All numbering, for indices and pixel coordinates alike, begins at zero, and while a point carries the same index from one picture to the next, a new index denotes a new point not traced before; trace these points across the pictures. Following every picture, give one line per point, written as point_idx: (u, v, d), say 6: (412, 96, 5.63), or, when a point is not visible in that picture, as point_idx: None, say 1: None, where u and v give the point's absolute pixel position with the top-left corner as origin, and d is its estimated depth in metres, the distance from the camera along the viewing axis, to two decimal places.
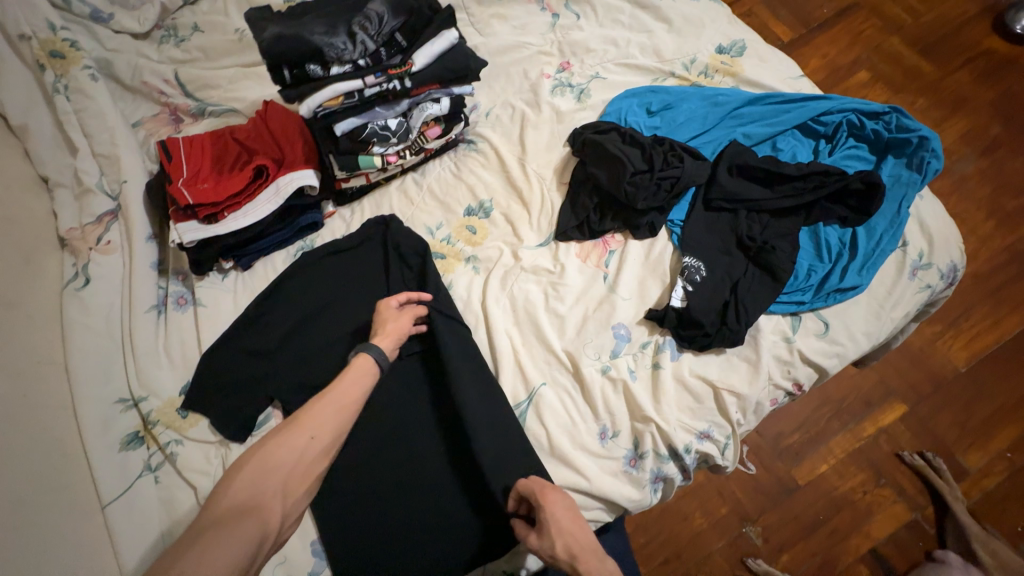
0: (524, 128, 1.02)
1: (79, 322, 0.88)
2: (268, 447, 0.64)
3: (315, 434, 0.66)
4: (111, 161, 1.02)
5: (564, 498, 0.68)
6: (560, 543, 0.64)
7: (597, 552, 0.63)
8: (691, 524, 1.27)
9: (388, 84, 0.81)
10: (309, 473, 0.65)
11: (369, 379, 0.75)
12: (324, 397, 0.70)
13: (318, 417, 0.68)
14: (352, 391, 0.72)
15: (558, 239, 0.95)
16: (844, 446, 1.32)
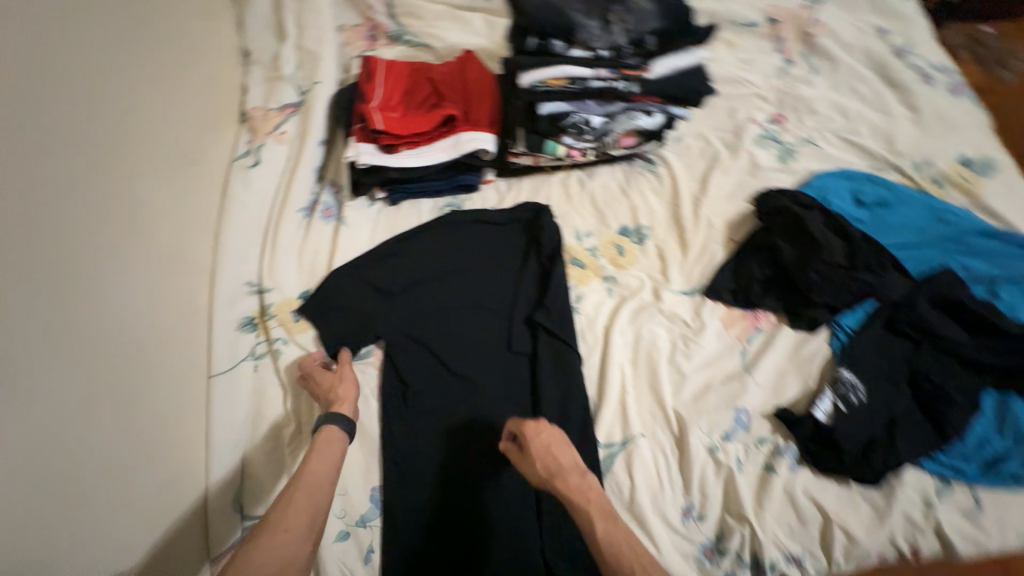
0: (712, 167, 0.95)
1: (240, 199, 0.93)
2: (246, 552, 0.57)
3: (309, 494, 0.63)
4: (310, 57, 1.05)
5: (550, 425, 0.71)
6: (539, 463, 0.67)
7: (579, 469, 0.67)
8: None
9: (616, 82, 0.77)
10: (302, 559, 0.59)
11: (343, 442, 0.71)
12: (290, 489, 0.63)
13: (291, 508, 0.61)
14: (323, 468, 0.67)
15: (706, 294, 0.88)
16: None
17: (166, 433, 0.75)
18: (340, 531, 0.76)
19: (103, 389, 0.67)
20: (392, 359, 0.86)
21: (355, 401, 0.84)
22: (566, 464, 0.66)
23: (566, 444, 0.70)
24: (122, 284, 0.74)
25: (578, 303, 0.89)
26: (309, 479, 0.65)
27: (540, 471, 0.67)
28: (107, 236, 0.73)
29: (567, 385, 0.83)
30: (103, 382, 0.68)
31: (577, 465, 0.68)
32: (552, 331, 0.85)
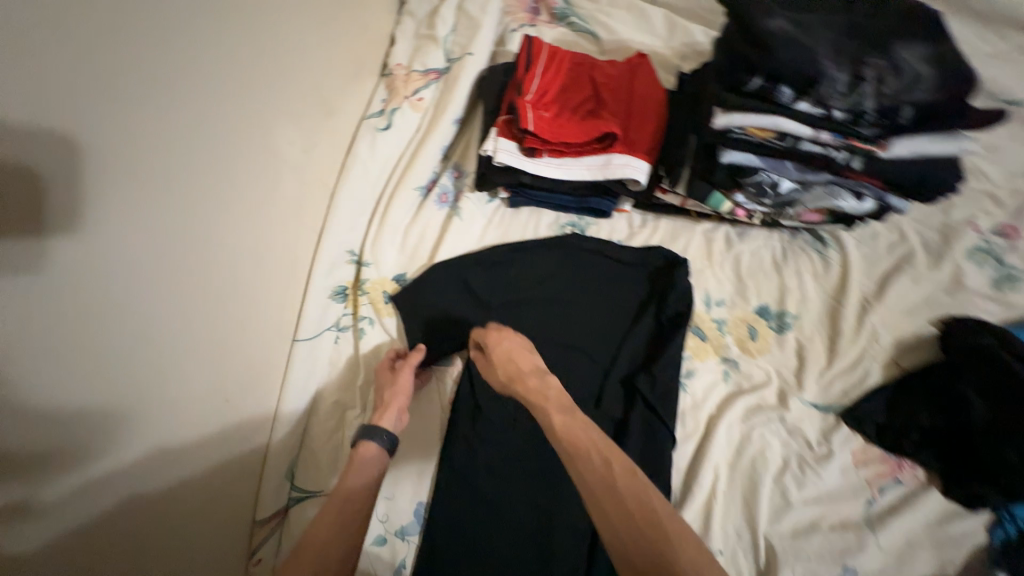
0: (897, 269, 0.78)
1: (364, 160, 0.86)
2: None
3: (332, 537, 0.57)
4: (469, 24, 0.96)
5: (513, 334, 0.72)
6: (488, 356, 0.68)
7: (539, 371, 0.66)
8: None
9: (834, 151, 0.61)
10: None
11: (381, 462, 0.67)
12: (314, 527, 0.57)
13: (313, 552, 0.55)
14: (353, 500, 0.61)
15: (844, 417, 0.73)
16: None
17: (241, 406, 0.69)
18: (376, 535, 0.73)
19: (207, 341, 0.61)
20: (471, 377, 0.82)
21: (424, 406, 0.81)
22: (524, 367, 0.65)
23: (528, 353, 0.69)
24: (238, 245, 0.65)
25: (687, 379, 0.78)
26: (340, 515, 0.59)
27: (500, 377, 0.67)
28: (244, 184, 0.64)
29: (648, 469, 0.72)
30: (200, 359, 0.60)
31: (539, 372, 0.66)
32: (650, 404, 0.75)
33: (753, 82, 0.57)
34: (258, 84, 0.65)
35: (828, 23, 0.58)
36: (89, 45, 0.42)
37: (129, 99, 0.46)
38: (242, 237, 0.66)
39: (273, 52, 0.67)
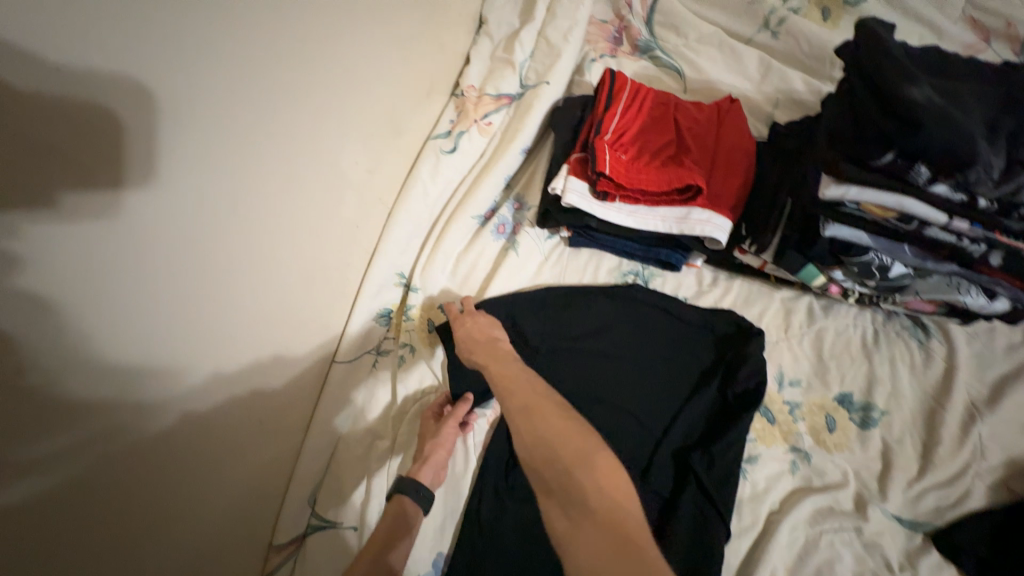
0: (1017, 376, 0.67)
1: (425, 182, 0.83)
2: None
3: None
4: (548, 52, 0.93)
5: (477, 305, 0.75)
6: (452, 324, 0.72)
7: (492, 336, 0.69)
8: None
9: (969, 243, 0.52)
10: None
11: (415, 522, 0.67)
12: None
13: None
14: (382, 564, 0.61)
15: (935, 541, 0.63)
16: None
17: (263, 438, 0.66)
18: None
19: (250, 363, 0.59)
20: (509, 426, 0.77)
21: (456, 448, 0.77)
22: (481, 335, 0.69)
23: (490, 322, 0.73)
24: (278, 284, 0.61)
25: (749, 465, 0.70)
26: None
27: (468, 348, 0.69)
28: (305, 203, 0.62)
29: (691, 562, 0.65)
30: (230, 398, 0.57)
31: (494, 342, 0.69)
32: (706, 492, 0.66)
33: (883, 159, 0.50)
34: (334, 109, 0.62)
35: (978, 98, 0.50)
36: (166, 79, 0.39)
37: (186, 147, 0.43)
38: (294, 263, 0.63)
39: (352, 73, 0.64)
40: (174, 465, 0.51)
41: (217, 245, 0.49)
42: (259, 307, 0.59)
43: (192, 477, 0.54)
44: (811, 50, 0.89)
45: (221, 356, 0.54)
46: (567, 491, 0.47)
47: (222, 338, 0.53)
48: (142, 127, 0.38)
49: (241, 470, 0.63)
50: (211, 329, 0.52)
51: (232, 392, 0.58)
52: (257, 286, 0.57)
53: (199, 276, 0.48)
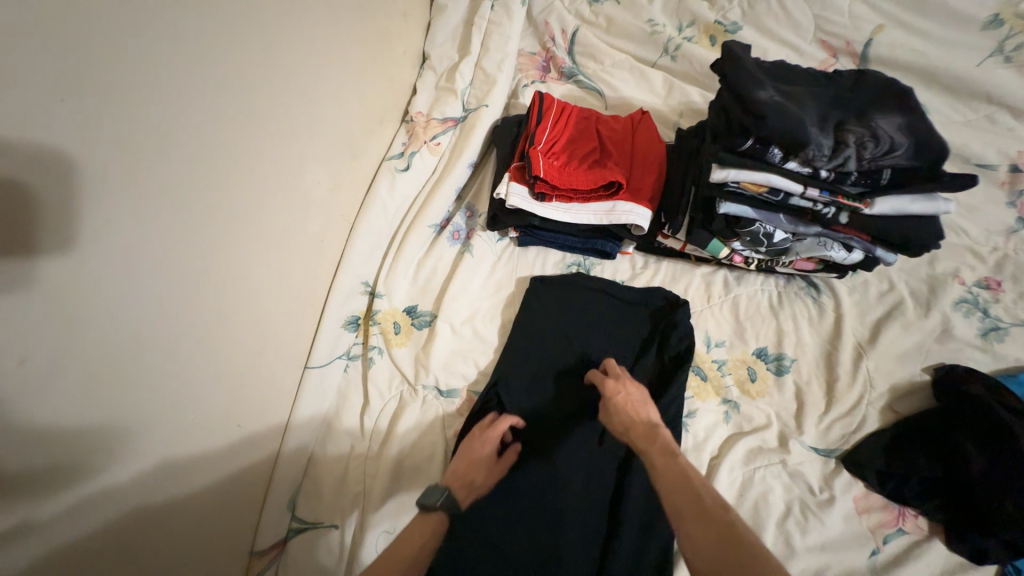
0: (889, 317, 0.81)
1: (383, 198, 0.92)
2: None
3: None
4: (485, 79, 1.05)
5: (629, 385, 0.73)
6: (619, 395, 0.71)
7: (651, 424, 0.66)
8: None
9: (823, 207, 0.66)
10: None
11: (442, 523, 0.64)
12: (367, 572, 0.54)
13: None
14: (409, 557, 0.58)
15: (845, 463, 0.75)
16: None
17: (242, 450, 0.68)
18: None
19: (231, 367, 0.63)
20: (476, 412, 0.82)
21: (429, 437, 0.81)
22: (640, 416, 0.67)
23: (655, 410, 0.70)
24: (245, 302, 0.64)
25: (689, 419, 0.79)
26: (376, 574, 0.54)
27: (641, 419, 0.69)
28: (276, 218, 0.68)
29: (640, 502, 0.77)
30: (208, 411, 0.59)
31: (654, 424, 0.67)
32: None
33: (743, 144, 0.63)
34: (293, 134, 0.69)
35: (812, 96, 0.65)
36: (154, 110, 0.44)
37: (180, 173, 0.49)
38: (264, 276, 0.68)
39: (310, 104, 0.72)
40: (152, 484, 0.53)
41: (197, 264, 0.53)
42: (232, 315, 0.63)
43: (170, 495, 0.55)
44: (703, 68, 1.07)
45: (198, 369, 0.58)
46: (735, 540, 0.48)
47: (198, 357, 0.56)
48: (135, 154, 0.43)
49: (220, 485, 0.64)
50: (192, 345, 0.55)
51: (208, 408, 0.60)
52: (229, 305, 0.61)
53: (178, 295, 0.51)
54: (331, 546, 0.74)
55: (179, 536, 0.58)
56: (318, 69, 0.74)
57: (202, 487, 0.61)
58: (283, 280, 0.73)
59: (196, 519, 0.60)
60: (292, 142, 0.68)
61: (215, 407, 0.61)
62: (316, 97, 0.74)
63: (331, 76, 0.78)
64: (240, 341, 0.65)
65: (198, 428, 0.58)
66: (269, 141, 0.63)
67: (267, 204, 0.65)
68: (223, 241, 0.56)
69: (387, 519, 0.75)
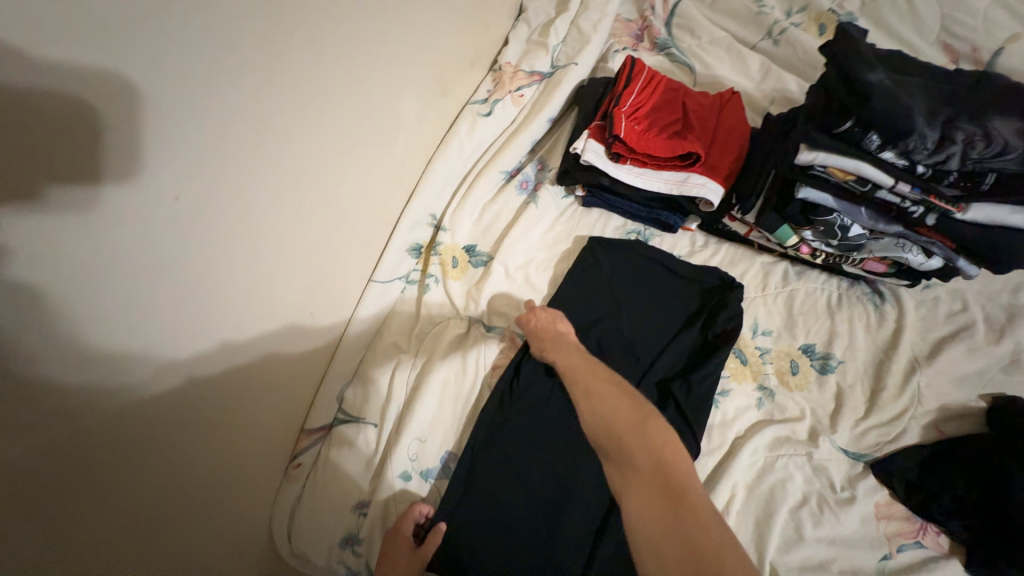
0: (954, 337, 0.78)
1: (462, 137, 0.96)
2: None
3: None
4: (578, 39, 1.06)
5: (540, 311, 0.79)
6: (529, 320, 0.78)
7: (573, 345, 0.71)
8: None
9: (910, 205, 0.64)
10: None
11: None
12: None
13: None
14: None
15: (873, 469, 0.74)
16: None
17: (307, 335, 0.77)
18: (404, 470, 0.79)
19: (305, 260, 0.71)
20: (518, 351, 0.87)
21: (469, 364, 0.86)
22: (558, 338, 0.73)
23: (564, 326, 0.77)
24: (330, 204, 0.72)
25: (721, 396, 0.81)
26: None
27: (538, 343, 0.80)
28: (365, 133, 0.74)
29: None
30: (284, 289, 0.68)
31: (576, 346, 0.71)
32: (684, 412, 0.77)
33: (842, 126, 0.62)
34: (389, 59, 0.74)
35: (926, 88, 0.62)
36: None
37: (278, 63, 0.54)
38: (347, 185, 0.74)
39: (409, 34, 0.78)
40: (241, 339, 0.62)
41: (294, 154, 0.61)
42: (319, 211, 0.70)
43: (252, 352, 0.65)
44: (806, 56, 1.02)
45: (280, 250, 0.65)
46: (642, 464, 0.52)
47: (281, 240, 0.65)
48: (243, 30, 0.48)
49: (287, 359, 0.74)
50: (281, 226, 0.63)
51: (285, 287, 0.68)
52: (315, 199, 0.69)
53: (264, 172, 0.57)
54: (367, 441, 0.81)
55: (251, 391, 0.68)
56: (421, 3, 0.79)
57: (274, 355, 0.70)
58: (363, 196, 0.79)
59: (265, 381, 0.70)
60: (385, 64, 0.74)
61: (290, 288, 0.69)
62: (416, 28, 0.80)
63: (433, 13, 0.84)
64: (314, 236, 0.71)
65: (278, 302, 0.68)
66: (370, 59, 0.70)
67: (361, 117, 0.72)
68: (312, 139, 0.64)
69: (420, 429, 0.81)
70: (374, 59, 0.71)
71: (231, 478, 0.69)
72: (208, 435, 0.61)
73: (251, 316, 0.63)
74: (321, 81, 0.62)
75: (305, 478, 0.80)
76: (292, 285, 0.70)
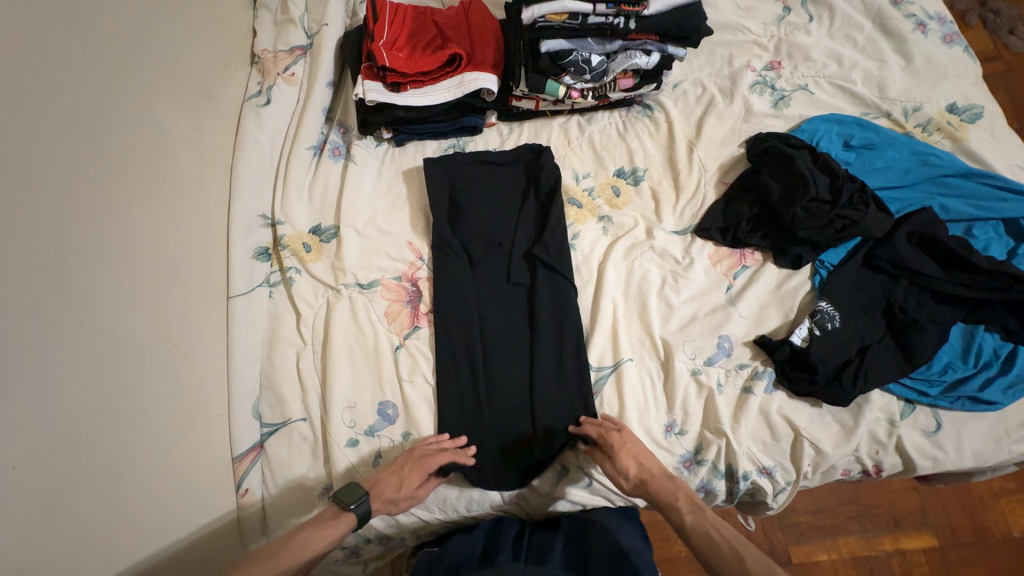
0: (707, 113, 0.98)
1: (252, 134, 0.97)
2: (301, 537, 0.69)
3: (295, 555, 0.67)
4: (319, 2, 1.08)
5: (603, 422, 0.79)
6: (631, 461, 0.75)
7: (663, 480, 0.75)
8: (668, 547, 1.15)
9: (613, 19, 0.79)
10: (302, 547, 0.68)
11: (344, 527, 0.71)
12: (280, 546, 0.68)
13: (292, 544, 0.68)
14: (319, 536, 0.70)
15: (696, 233, 0.92)
16: (852, 548, 1.19)
17: (188, 362, 0.79)
18: (350, 438, 0.83)
19: (138, 307, 0.73)
20: (401, 290, 0.92)
21: (363, 324, 0.90)
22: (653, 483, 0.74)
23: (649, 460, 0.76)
24: (130, 235, 0.74)
25: (575, 240, 0.94)
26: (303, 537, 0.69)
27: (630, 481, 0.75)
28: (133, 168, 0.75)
29: (546, 312, 0.88)
30: (124, 322, 0.70)
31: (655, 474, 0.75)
32: (551, 264, 0.90)
33: None
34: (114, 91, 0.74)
35: None
36: None
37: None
38: (140, 222, 0.75)
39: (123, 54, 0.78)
40: (97, 385, 0.65)
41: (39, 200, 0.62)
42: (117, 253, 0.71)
43: (111, 400, 0.66)
44: None
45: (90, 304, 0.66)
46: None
47: (97, 276, 0.68)
48: None
49: (172, 393, 0.75)
50: (66, 270, 0.64)
51: (119, 321, 0.70)
52: (107, 235, 0.70)
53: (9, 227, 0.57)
54: (303, 436, 0.84)
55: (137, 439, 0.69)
56: (125, 13, 0.79)
57: (151, 390, 0.72)
58: (166, 227, 0.80)
59: (151, 423, 0.71)
60: (110, 80, 0.74)
61: (134, 322, 0.72)
62: (132, 40, 0.79)
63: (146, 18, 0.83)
64: (132, 280, 0.73)
65: (122, 340, 0.69)
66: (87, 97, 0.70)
67: (113, 140, 0.73)
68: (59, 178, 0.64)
69: (347, 397, 0.85)
70: (96, 82, 0.72)
71: (161, 521, 0.70)
72: (101, 494, 0.63)
73: (91, 361, 0.65)
74: (43, 112, 0.63)
75: (259, 498, 0.81)
76: (134, 322, 0.72)
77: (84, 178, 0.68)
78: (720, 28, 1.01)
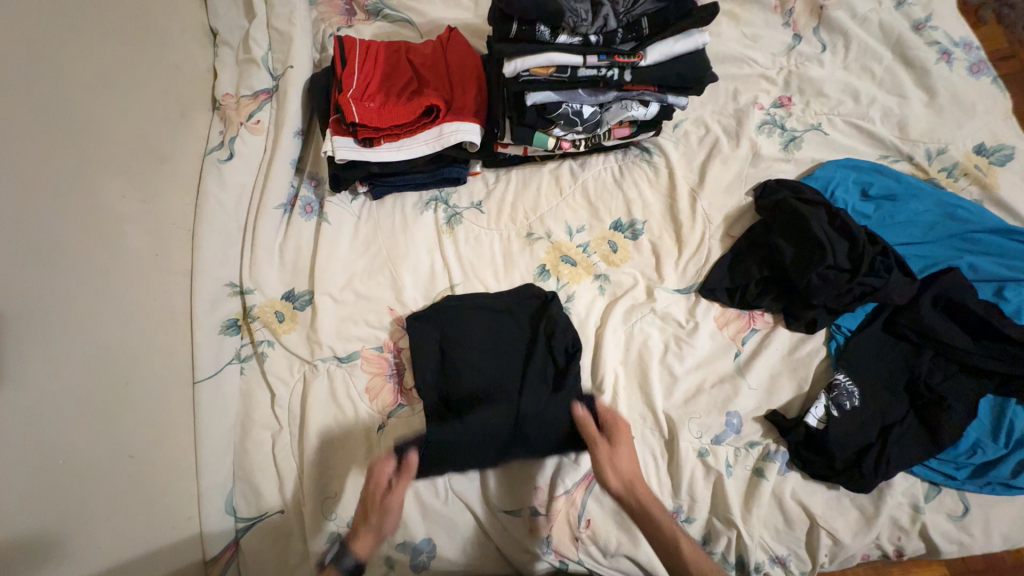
0: (711, 157, 0.90)
1: (215, 194, 0.88)
2: None
3: None
4: (284, 39, 0.99)
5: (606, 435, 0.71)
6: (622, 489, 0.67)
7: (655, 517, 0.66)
8: None
9: (607, 71, 0.71)
10: None
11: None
12: None
13: None
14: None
15: (701, 292, 0.84)
16: None
17: (149, 470, 0.71)
18: (330, 534, 0.75)
19: (90, 420, 0.64)
20: (381, 364, 0.85)
21: (342, 403, 0.82)
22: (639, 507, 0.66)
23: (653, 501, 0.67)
24: (73, 343, 0.64)
25: (569, 302, 0.85)
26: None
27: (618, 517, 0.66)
28: (76, 258, 0.66)
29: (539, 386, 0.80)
30: (73, 442, 0.61)
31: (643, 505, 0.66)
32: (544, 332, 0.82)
33: (513, 29, 0.67)
34: (51, 170, 0.65)
35: None
36: None
37: None
38: (88, 318, 0.66)
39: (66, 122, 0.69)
40: (29, 533, 0.55)
41: None
42: (63, 361, 0.62)
43: (52, 544, 0.57)
44: None
45: (35, 430, 0.57)
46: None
47: (34, 399, 0.58)
48: None
49: (130, 510, 0.67)
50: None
51: (58, 449, 0.59)
52: (47, 346, 0.60)
53: None
54: (277, 534, 0.77)
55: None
56: (59, 74, 0.69)
57: (106, 516, 0.64)
58: (118, 319, 0.71)
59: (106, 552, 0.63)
60: (46, 157, 0.64)
61: (80, 445, 0.62)
62: (63, 105, 0.68)
63: (80, 76, 0.72)
64: (83, 391, 0.64)
65: (65, 470, 0.60)
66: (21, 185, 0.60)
67: (49, 228, 0.63)
68: None
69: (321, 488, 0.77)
70: (16, 166, 0.60)
71: None
72: None
73: (28, 506, 0.55)
74: None
75: None
76: (81, 444, 0.62)
77: (6, 290, 0.56)
78: (721, 62, 0.93)
